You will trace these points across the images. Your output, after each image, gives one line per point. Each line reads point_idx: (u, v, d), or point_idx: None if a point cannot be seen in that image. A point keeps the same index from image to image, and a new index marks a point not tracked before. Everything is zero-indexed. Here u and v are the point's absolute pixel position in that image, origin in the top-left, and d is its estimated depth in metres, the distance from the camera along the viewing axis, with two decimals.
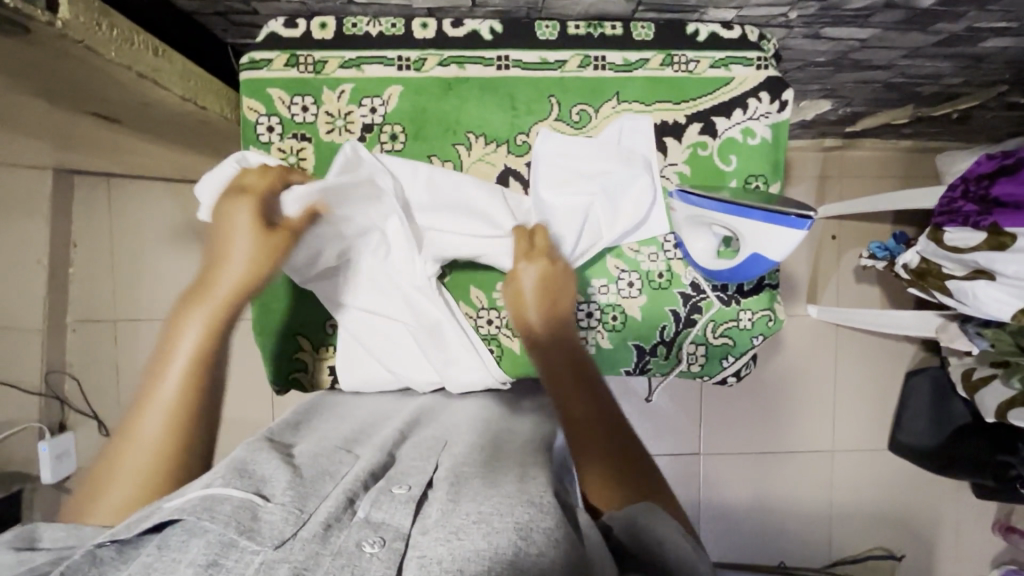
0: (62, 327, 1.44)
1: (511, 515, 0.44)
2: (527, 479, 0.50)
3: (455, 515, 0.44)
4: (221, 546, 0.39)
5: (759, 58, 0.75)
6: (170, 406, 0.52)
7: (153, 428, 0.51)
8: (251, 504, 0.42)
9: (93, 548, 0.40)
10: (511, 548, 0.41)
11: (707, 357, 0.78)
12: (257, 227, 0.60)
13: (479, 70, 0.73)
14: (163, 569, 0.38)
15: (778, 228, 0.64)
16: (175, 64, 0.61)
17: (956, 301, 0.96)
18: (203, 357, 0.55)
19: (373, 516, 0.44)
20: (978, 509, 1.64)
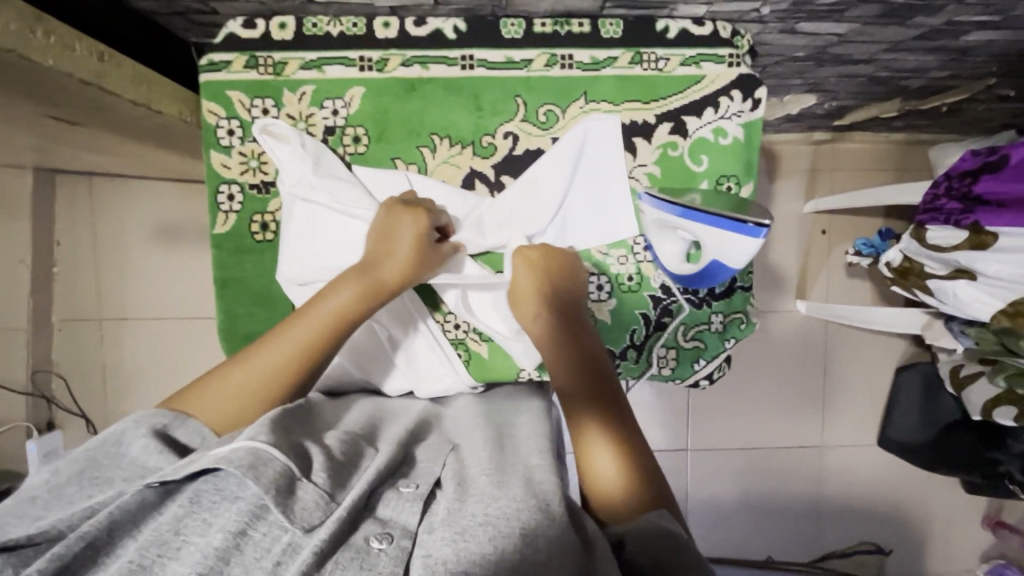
0: (48, 326, 1.44)
1: (518, 518, 0.44)
2: (538, 474, 0.51)
3: (463, 515, 0.44)
4: (249, 518, 0.41)
5: (731, 55, 0.73)
6: (301, 351, 0.58)
7: (284, 359, 0.58)
8: (292, 476, 0.43)
9: (142, 489, 0.43)
10: (517, 551, 0.41)
11: (678, 360, 0.77)
12: (419, 244, 0.66)
13: (443, 70, 0.71)
14: (194, 528, 0.41)
15: (737, 237, 0.63)
16: (123, 66, 0.59)
17: (936, 300, 0.96)
18: (338, 330, 0.60)
19: (382, 513, 0.45)
20: (968, 504, 1.64)
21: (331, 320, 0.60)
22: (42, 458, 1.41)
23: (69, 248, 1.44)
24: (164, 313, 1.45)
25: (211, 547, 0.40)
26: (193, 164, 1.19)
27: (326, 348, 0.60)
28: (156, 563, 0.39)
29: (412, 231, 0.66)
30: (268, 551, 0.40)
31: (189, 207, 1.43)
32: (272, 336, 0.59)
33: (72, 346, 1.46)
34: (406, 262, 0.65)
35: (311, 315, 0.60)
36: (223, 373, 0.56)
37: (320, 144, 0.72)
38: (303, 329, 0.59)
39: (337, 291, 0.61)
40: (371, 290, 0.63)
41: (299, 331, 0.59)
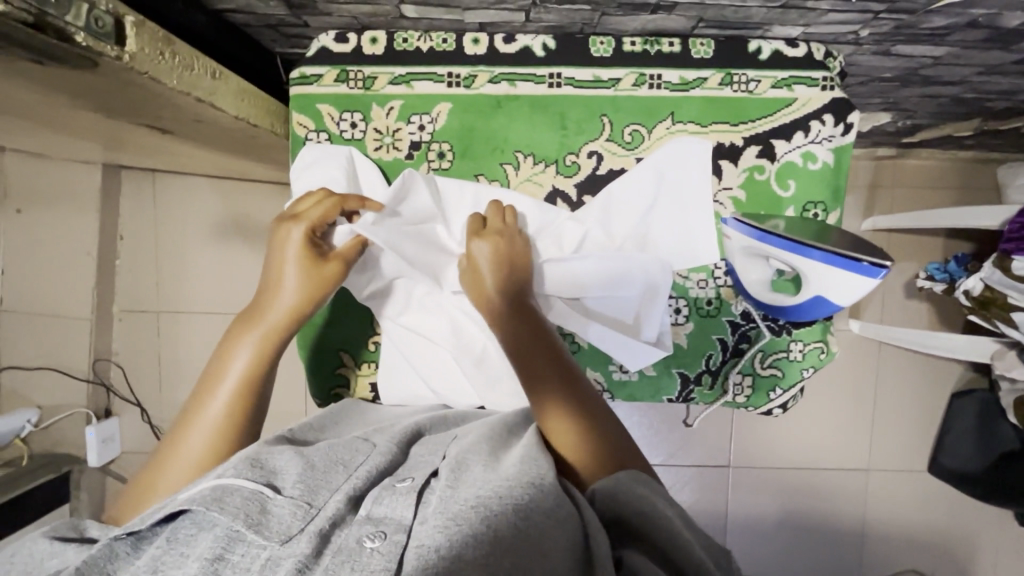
0: (109, 317, 1.49)
1: (511, 497, 0.43)
2: (533, 458, 0.49)
3: (454, 501, 0.43)
4: (228, 540, 0.41)
5: (824, 78, 0.71)
6: (222, 427, 0.55)
7: (204, 446, 0.54)
8: (261, 496, 0.44)
9: (110, 542, 0.43)
10: (511, 530, 0.41)
11: (754, 387, 0.76)
12: (305, 254, 0.63)
13: (530, 87, 0.71)
14: (172, 563, 0.40)
15: (848, 275, 0.60)
16: (230, 83, 0.61)
17: (1021, 334, 0.92)
18: (261, 379, 0.59)
19: (375, 512, 0.44)
20: (1020, 538, 1.58)
21: (246, 376, 0.58)
22: (100, 443, 1.46)
23: (131, 242, 1.48)
24: (218, 308, 1.48)
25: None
26: (258, 165, 1.21)
27: (250, 408, 0.57)
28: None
29: (297, 246, 0.63)
30: (247, 569, 0.39)
31: (246, 206, 1.45)
32: (180, 434, 0.55)
33: (130, 336, 1.51)
34: (315, 277, 0.62)
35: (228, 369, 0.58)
36: (145, 492, 0.52)
37: (405, 159, 0.72)
38: (217, 404, 0.56)
39: (241, 351, 0.59)
40: (286, 323, 0.61)
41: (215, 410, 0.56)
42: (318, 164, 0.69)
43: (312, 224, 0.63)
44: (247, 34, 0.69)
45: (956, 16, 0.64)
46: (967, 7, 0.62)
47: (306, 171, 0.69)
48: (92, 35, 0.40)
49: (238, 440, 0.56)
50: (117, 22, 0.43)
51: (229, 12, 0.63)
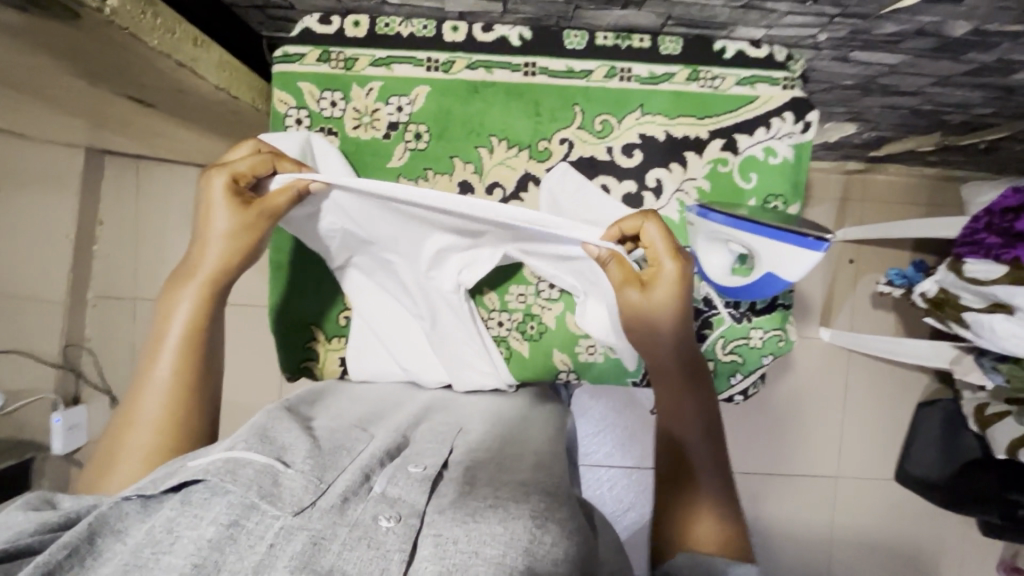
0: (84, 302, 1.47)
1: (527, 505, 0.46)
2: (541, 466, 0.55)
3: (471, 498, 0.47)
4: (243, 508, 0.41)
5: (785, 78, 0.76)
6: (173, 387, 0.57)
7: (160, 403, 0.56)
8: (272, 469, 0.44)
9: (118, 501, 0.42)
10: (526, 534, 0.43)
11: (715, 373, 0.78)
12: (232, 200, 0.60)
13: (506, 75, 0.74)
14: (186, 524, 0.40)
15: (793, 248, 0.62)
16: (212, 53, 0.63)
17: (972, 334, 0.96)
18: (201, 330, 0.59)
19: (390, 492, 0.46)
20: (984, 547, 1.61)
21: (186, 329, 0.59)
22: (66, 431, 1.43)
23: (110, 227, 1.48)
24: None
25: (204, 538, 0.39)
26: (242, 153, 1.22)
27: (192, 361, 0.58)
28: (150, 559, 0.38)
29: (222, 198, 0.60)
30: (262, 537, 0.40)
31: None
32: (135, 396, 0.56)
33: (104, 323, 1.49)
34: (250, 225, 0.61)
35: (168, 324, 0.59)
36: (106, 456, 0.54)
37: (382, 138, 0.75)
38: (163, 362, 0.58)
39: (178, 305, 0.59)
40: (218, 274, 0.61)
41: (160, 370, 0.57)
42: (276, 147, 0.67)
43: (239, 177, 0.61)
44: (234, 13, 0.72)
45: (905, 23, 0.69)
46: (914, 14, 0.66)
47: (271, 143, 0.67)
48: None
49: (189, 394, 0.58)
50: None
51: None
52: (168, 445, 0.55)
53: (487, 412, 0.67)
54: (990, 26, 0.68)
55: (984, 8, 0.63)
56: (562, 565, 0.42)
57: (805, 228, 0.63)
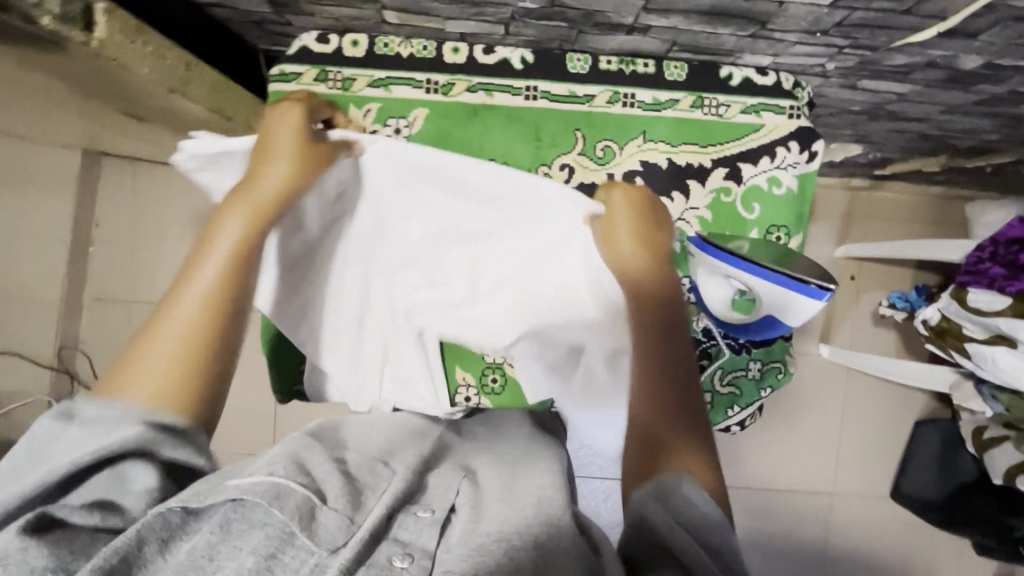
0: (79, 303, 1.46)
1: (532, 535, 0.46)
2: (548, 497, 0.52)
3: (479, 534, 0.45)
4: (280, 539, 0.41)
5: (791, 106, 0.74)
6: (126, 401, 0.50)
7: (176, 326, 0.49)
8: (311, 503, 0.44)
9: (165, 511, 0.41)
10: (533, 565, 0.42)
11: (712, 404, 0.77)
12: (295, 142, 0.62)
13: (507, 98, 0.72)
14: (226, 553, 0.40)
15: (794, 295, 0.63)
16: (206, 75, 0.61)
17: (973, 364, 0.95)
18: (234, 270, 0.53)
19: (401, 535, 0.44)
20: (977, 566, 1.61)
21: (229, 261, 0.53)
22: None
23: (107, 229, 1.46)
24: None
25: (243, 568, 0.38)
26: None
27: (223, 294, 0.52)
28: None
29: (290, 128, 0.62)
30: (297, 572, 0.39)
31: None
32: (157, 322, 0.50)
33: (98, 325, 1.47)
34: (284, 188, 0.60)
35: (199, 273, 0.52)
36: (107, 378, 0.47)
37: None
38: (187, 304, 0.50)
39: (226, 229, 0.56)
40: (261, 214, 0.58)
41: (180, 302, 0.51)
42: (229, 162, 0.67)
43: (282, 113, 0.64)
44: (229, 30, 0.70)
45: (915, 56, 0.67)
46: (925, 48, 0.65)
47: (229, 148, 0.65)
48: (58, 19, 0.41)
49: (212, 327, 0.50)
50: (86, 9, 0.44)
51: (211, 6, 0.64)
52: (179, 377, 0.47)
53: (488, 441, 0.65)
54: (1002, 60, 0.66)
55: (998, 44, 0.62)
56: None
57: (808, 275, 0.64)
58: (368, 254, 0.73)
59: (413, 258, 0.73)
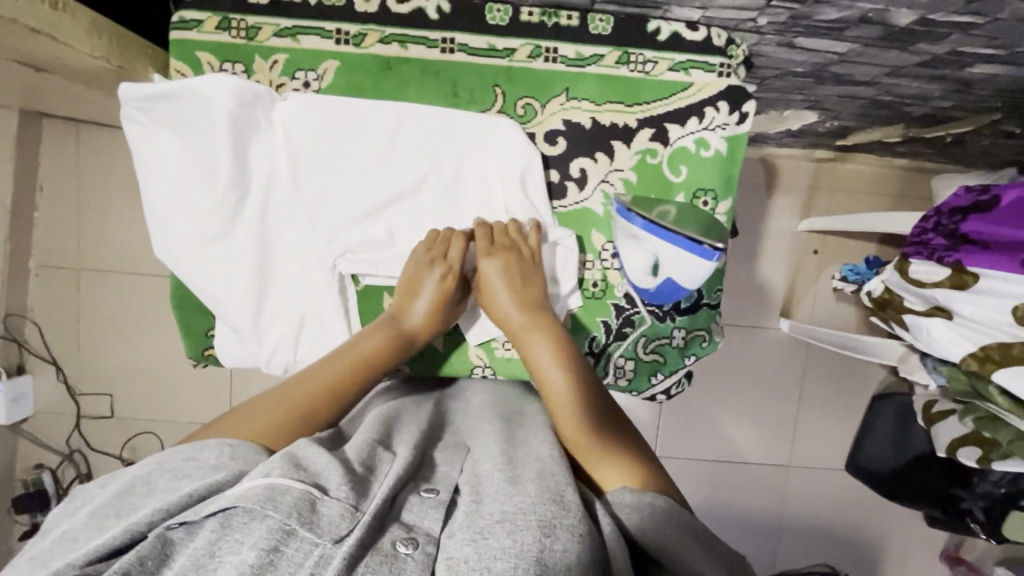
0: (24, 271, 1.39)
1: (535, 513, 0.43)
2: (546, 472, 0.49)
3: (480, 516, 0.44)
4: (281, 534, 0.40)
5: (722, 64, 0.71)
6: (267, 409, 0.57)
7: (315, 387, 0.59)
8: (311, 496, 0.43)
9: (163, 531, 0.42)
10: (535, 547, 0.40)
11: (635, 372, 0.76)
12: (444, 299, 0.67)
13: (422, 51, 0.69)
14: (229, 549, 0.41)
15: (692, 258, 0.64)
16: (79, 16, 0.57)
17: (912, 336, 0.94)
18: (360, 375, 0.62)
19: (406, 518, 0.45)
20: (927, 535, 1.64)
21: (357, 364, 0.62)
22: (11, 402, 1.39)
23: (49, 194, 1.38)
24: (138, 269, 1.40)
25: (245, 564, 0.39)
26: None
27: (358, 385, 0.62)
28: None
29: (431, 292, 0.67)
30: (302, 565, 0.39)
31: None
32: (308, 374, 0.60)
33: (46, 293, 1.41)
34: (425, 332, 0.67)
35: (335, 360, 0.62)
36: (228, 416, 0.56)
37: None
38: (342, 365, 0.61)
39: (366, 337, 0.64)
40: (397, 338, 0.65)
41: (325, 365, 0.61)
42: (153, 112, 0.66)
43: (443, 256, 0.68)
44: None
45: (846, 10, 0.63)
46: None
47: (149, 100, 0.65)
48: None
49: (348, 396, 0.61)
50: None
51: None
52: (296, 421, 0.57)
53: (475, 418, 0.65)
54: (935, 15, 0.63)
55: None
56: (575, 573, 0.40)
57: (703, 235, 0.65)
58: (279, 191, 0.69)
59: (321, 185, 0.69)
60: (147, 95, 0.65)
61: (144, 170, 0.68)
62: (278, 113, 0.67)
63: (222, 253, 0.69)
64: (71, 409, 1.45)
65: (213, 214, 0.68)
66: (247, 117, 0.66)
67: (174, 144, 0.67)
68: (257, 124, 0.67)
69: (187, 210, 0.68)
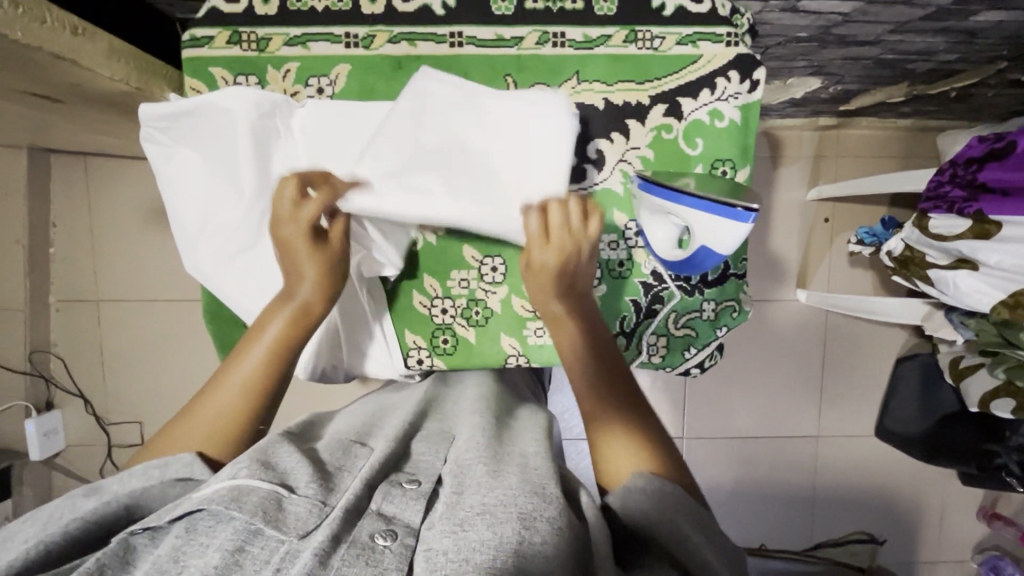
0: (45, 307, 1.40)
1: (517, 506, 0.44)
2: (528, 467, 0.50)
3: (460, 508, 0.44)
4: (248, 533, 0.41)
5: (729, 34, 0.71)
6: (212, 418, 0.56)
7: (232, 393, 0.57)
8: (277, 495, 0.44)
9: (126, 537, 0.43)
10: (516, 537, 0.41)
11: (668, 348, 0.76)
12: (317, 250, 0.62)
13: (431, 48, 0.69)
14: (194, 552, 0.41)
15: (721, 221, 0.61)
16: (98, 41, 0.58)
17: (938, 291, 0.94)
18: (271, 368, 0.60)
19: (385, 509, 0.46)
20: (963, 495, 1.63)
21: (269, 354, 0.60)
22: (42, 437, 1.40)
23: (65, 229, 1.39)
24: (158, 295, 1.41)
25: (210, 566, 0.39)
26: None
27: (275, 373, 0.60)
28: None
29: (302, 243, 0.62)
30: (267, 561, 0.40)
31: None
32: (205, 393, 0.58)
33: (68, 328, 1.42)
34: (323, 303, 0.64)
35: (244, 363, 0.59)
36: (180, 419, 0.56)
37: None
38: (254, 355, 0.60)
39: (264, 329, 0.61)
40: (297, 317, 0.62)
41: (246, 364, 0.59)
42: (176, 130, 0.67)
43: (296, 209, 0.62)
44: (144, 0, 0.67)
45: None
46: None
47: (171, 119, 0.66)
48: None
49: (268, 390, 0.59)
50: None
51: None
52: (225, 430, 0.56)
53: (498, 407, 0.67)
54: None
55: None
56: (553, 563, 0.40)
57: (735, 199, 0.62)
58: None
59: None
60: (167, 112, 0.65)
61: (169, 190, 0.69)
62: (299, 121, 0.68)
63: (252, 263, 0.70)
64: (101, 439, 1.45)
65: (240, 227, 0.68)
66: (268, 126, 0.67)
67: (198, 162, 0.68)
68: (278, 132, 0.68)
69: (213, 223, 0.68)
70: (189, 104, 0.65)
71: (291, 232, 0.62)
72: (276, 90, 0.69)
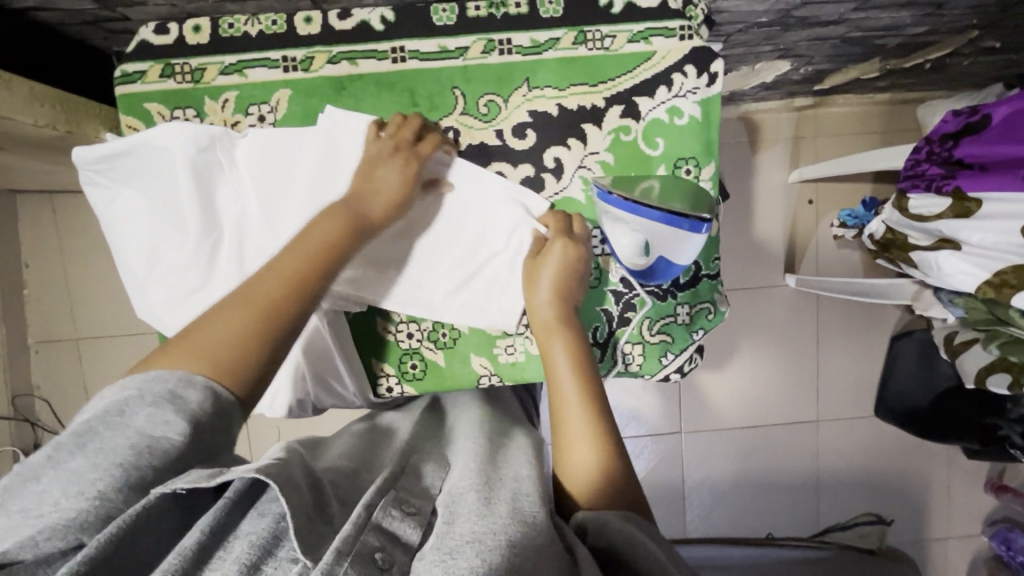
0: (24, 349, 1.37)
1: (505, 534, 0.41)
2: (519, 495, 0.47)
3: (449, 537, 0.41)
4: (274, 538, 0.38)
5: (683, 26, 0.68)
6: (247, 309, 0.49)
7: (273, 284, 0.51)
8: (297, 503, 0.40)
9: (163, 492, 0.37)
10: (505, 565, 0.38)
11: (645, 355, 0.73)
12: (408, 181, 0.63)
13: (373, 65, 0.67)
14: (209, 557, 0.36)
15: (679, 233, 0.63)
16: (17, 87, 0.59)
17: (922, 272, 0.92)
18: (319, 271, 0.54)
19: (389, 526, 0.42)
20: (968, 467, 1.61)
21: (315, 252, 0.55)
22: None
23: (37, 270, 1.36)
24: (138, 329, 1.39)
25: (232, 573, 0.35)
26: None
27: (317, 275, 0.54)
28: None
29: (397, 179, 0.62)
30: None
31: None
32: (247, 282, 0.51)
33: (50, 368, 1.39)
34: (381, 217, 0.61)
35: (285, 262, 0.53)
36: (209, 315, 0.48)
37: None
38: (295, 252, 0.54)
39: (315, 227, 0.57)
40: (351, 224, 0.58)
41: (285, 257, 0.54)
42: (117, 171, 0.64)
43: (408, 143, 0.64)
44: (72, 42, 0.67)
45: None
46: None
47: (108, 160, 0.64)
48: None
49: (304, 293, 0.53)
50: None
51: (33, 9, 0.57)
52: (250, 328, 0.48)
53: (471, 429, 0.64)
54: None
55: None
56: None
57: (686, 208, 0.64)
58: (252, 232, 0.67)
59: (289, 221, 0.66)
60: (104, 153, 0.63)
61: (111, 231, 0.66)
62: (243, 153, 0.66)
63: (204, 303, 0.66)
64: None
65: (190, 267, 0.66)
66: (209, 160, 0.65)
67: (138, 204, 0.65)
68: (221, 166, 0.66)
69: (161, 263, 0.66)
70: (126, 144, 0.63)
71: (394, 160, 0.63)
72: (216, 123, 0.67)
